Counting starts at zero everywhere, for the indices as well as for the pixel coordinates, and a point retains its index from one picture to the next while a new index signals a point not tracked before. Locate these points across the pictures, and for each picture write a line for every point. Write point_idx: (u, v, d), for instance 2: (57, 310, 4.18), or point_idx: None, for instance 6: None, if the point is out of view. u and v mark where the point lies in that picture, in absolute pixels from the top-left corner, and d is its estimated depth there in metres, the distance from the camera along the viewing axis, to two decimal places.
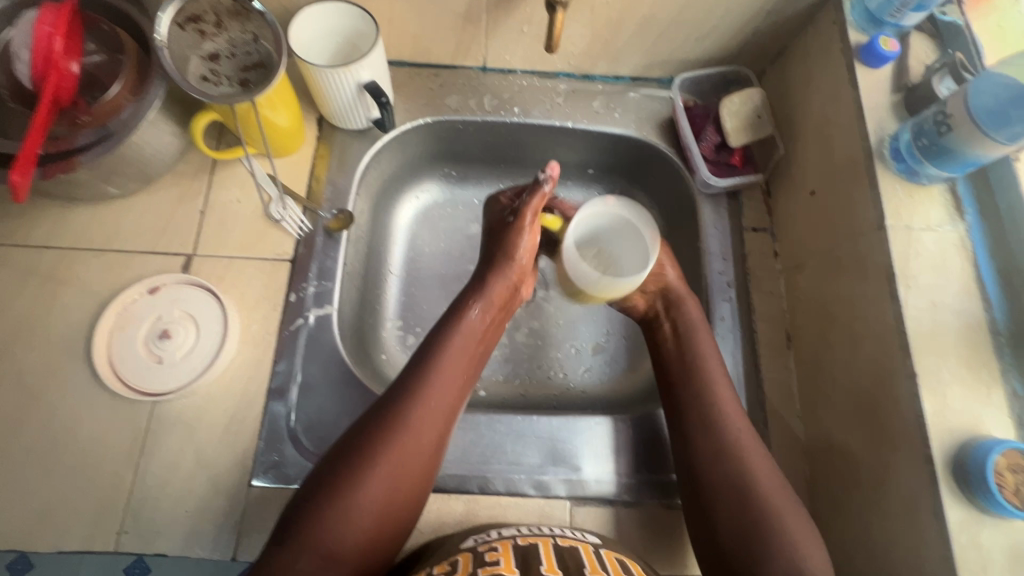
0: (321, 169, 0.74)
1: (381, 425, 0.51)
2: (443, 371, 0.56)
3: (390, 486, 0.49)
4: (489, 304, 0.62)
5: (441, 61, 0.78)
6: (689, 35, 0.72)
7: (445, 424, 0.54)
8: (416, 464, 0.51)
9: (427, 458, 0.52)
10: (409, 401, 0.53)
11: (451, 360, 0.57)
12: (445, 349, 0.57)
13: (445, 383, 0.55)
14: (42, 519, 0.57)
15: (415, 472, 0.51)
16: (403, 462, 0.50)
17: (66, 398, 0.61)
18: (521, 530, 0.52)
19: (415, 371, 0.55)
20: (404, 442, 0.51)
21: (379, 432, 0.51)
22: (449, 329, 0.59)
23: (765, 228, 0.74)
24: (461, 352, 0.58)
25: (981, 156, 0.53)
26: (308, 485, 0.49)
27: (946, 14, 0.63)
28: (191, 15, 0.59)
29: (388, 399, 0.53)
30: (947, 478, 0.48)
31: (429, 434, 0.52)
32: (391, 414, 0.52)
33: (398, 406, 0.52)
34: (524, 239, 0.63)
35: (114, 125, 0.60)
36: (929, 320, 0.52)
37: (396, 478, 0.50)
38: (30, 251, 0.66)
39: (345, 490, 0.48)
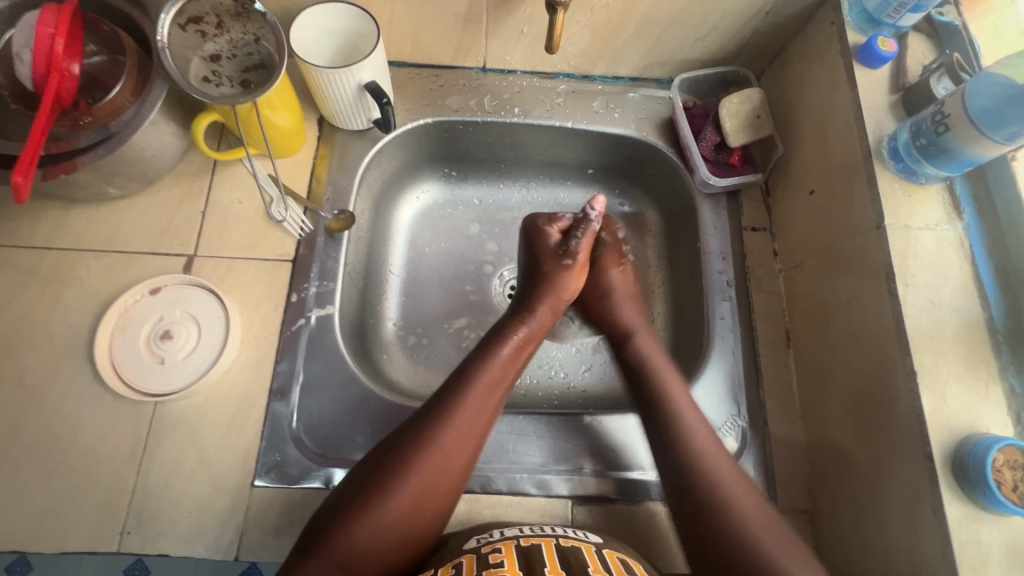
0: (322, 169, 0.74)
1: (418, 440, 0.52)
2: (482, 384, 0.57)
3: (419, 501, 0.50)
4: (528, 330, 0.65)
5: (441, 62, 0.78)
6: (688, 36, 0.73)
7: (478, 446, 0.54)
8: (446, 482, 0.52)
9: (458, 479, 0.53)
10: (449, 420, 0.53)
11: (490, 381, 0.58)
12: (483, 369, 0.58)
13: (484, 398, 0.57)
14: (44, 520, 0.57)
15: (446, 490, 0.52)
16: (436, 480, 0.51)
17: (68, 399, 0.61)
18: (523, 531, 0.52)
19: (455, 389, 0.56)
20: (440, 460, 0.51)
21: (416, 447, 0.51)
22: (491, 351, 0.60)
23: (764, 228, 0.74)
24: (500, 375, 0.59)
25: (979, 156, 0.53)
26: (340, 493, 0.50)
27: (943, 14, 0.63)
28: (192, 15, 0.58)
29: (428, 415, 0.54)
30: (946, 475, 0.48)
31: (463, 454, 0.53)
32: (428, 430, 0.52)
33: (437, 422, 0.53)
34: (575, 279, 0.70)
35: (116, 126, 0.60)
36: (927, 318, 0.52)
37: (426, 494, 0.50)
38: (31, 252, 0.66)
39: (378, 502, 0.48)
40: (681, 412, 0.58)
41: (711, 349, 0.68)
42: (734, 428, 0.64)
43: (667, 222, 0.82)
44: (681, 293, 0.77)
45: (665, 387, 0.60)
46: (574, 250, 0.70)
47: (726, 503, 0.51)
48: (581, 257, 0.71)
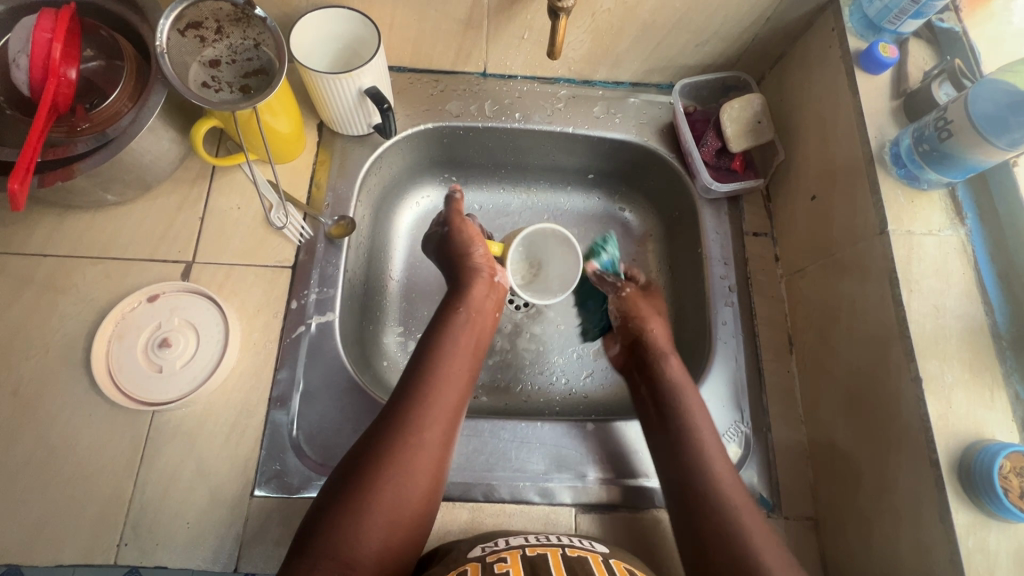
0: (322, 175, 0.73)
1: (385, 426, 0.52)
2: (437, 369, 0.56)
3: (398, 481, 0.49)
4: (474, 303, 0.63)
5: (442, 67, 0.78)
6: (688, 41, 0.73)
7: (448, 418, 0.54)
8: (422, 459, 0.51)
9: (432, 457, 0.52)
10: (412, 399, 0.54)
11: (447, 357, 0.58)
12: (438, 348, 0.58)
13: (443, 380, 0.56)
14: (39, 532, 0.56)
15: (423, 469, 0.51)
16: (408, 462, 0.50)
17: (64, 409, 0.60)
18: (529, 540, 0.52)
19: (412, 371, 0.56)
20: (407, 440, 0.51)
21: (385, 433, 0.51)
22: (441, 330, 0.60)
23: (765, 233, 0.74)
24: (454, 348, 0.59)
25: (981, 162, 0.53)
26: (322, 498, 0.49)
27: (943, 21, 0.63)
28: (191, 20, 0.57)
29: (391, 404, 0.54)
30: (952, 482, 0.48)
31: (432, 428, 0.52)
32: (392, 415, 0.52)
33: (400, 406, 0.53)
34: (477, 242, 0.67)
35: (113, 131, 0.59)
36: (931, 324, 0.52)
37: (403, 476, 0.49)
38: (26, 259, 0.65)
39: (354, 498, 0.48)
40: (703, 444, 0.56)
41: (714, 355, 0.67)
42: (737, 434, 0.64)
43: (668, 227, 0.82)
44: (683, 299, 0.77)
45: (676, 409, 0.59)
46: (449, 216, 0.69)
47: (744, 540, 0.49)
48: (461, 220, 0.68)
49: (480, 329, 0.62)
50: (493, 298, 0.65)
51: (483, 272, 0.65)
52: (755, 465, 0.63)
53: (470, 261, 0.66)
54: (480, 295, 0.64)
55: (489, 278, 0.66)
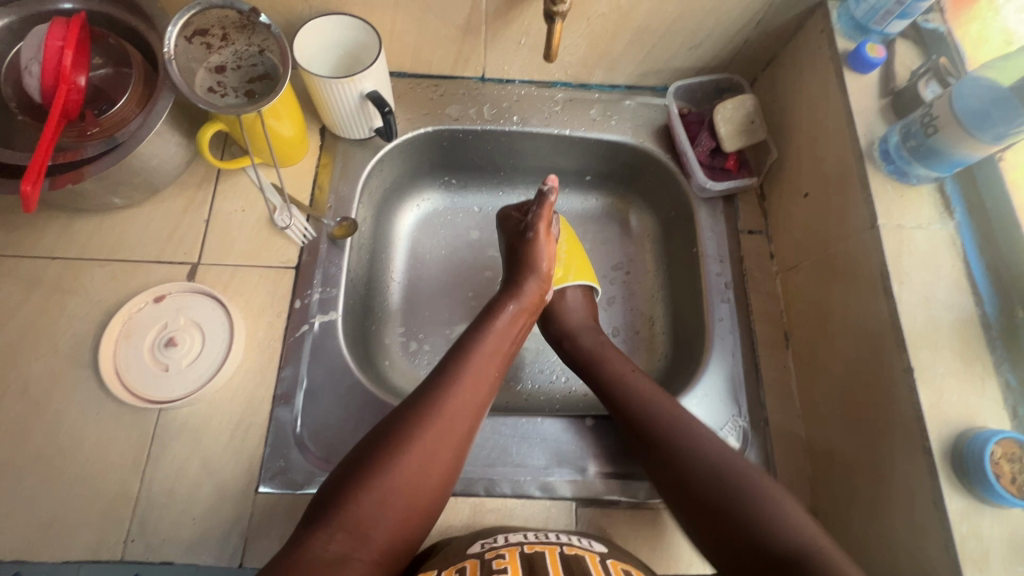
0: (325, 178, 0.75)
1: (422, 408, 0.53)
2: (478, 363, 0.58)
3: (428, 465, 0.50)
4: (521, 307, 0.66)
5: (441, 72, 0.80)
6: (681, 44, 0.74)
7: (478, 412, 0.56)
8: (451, 448, 0.52)
9: (457, 449, 0.53)
10: (448, 388, 0.55)
11: (488, 354, 0.59)
12: (480, 342, 0.60)
13: (480, 375, 0.57)
14: (47, 529, 0.57)
15: (449, 459, 0.52)
16: (440, 449, 0.51)
17: (71, 408, 0.61)
18: (527, 537, 0.53)
19: (455, 360, 0.58)
20: (442, 428, 0.52)
21: (423, 415, 0.52)
22: (486, 325, 0.62)
23: (760, 231, 0.75)
24: (496, 347, 0.61)
25: (967, 156, 0.55)
26: (344, 467, 0.49)
27: (929, 22, 0.65)
28: (198, 28, 0.59)
29: (432, 386, 0.55)
30: (946, 469, 0.48)
31: (464, 421, 0.54)
32: (430, 399, 0.54)
33: (439, 391, 0.54)
34: (545, 248, 0.69)
35: (123, 135, 0.61)
36: (922, 315, 0.53)
37: (433, 463, 0.51)
38: (35, 262, 0.67)
39: (379, 475, 0.48)
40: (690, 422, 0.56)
41: (711, 351, 0.69)
42: (735, 428, 0.65)
43: (664, 227, 0.83)
44: (680, 297, 0.78)
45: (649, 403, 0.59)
46: (533, 221, 0.69)
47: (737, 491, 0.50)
48: (544, 228, 0.69)
49: (518, 331, 0.65)
50: (536, 305, 0.67)
51: (540, 280, 0.68)
52: (753, 458, 0.64)
53: (535, 267, 0.68)
54: (529, 300, 0.66)
55: (540, 291, 0.68)
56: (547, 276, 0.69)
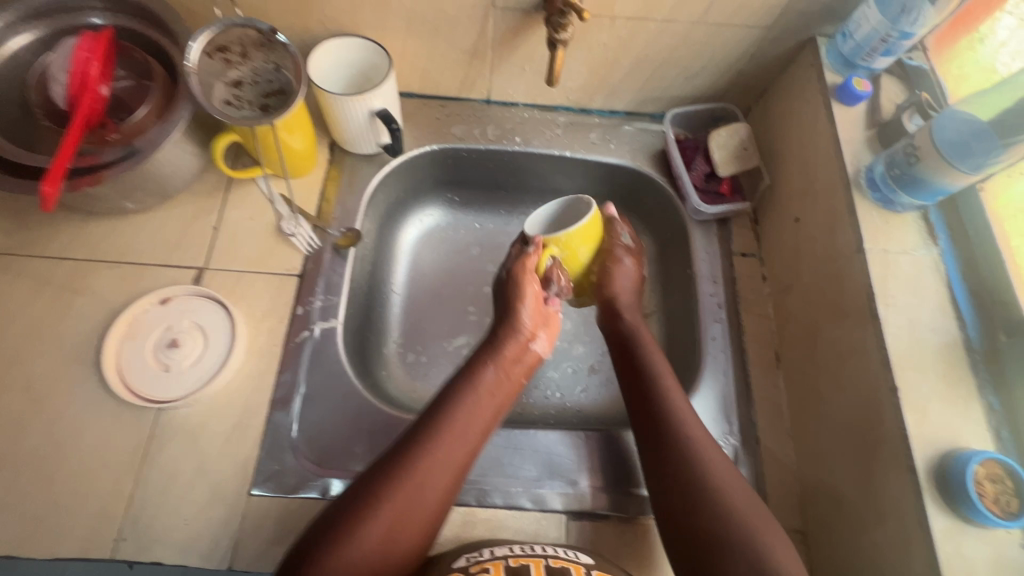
0: (331, 191, 0.77)
1: (391, 470, 0.52)
2: (455, 427, 0.56)
3: (390, 537, 0.49)
4: (504, 364, 0.63)
5: (448, 93, 0.83)
6: (679, 74, 0.78)
7: (452, 479, 0.54)
8: (415, 520, 0.51)
9: (427, 514, 0.52)
10: (421, 452, 0.53)
11: (466, 418, 0.57)
12: (460, 404, 0.58)
13: (456, 439, 0.55)
14: (39, 526, 0.57)
15: (417, 525, 0.51)
16: (403, 517, 0.50)
17: (71, 406, 0.62)
18: (513, 550, 0.53)
19: (432, 420, 0.56)
20: (409, 496, 0.51)
21: (382, 482, 0.51)
22: (465, 386, 0.60)
23: (753, 253, 0.77)
24: (476, 409, 0.58)
25: (949, 186, 0.57)
26: (314, 526, 0.49)
27: (912, 59, 0.69)
28: (219, 44, 0.63)
29: (406, 446, 0.54)
30: (930, 489, 0.49)
31: (434, 486, 0.52)
32: (400, 463, 0.52)
33: (409, 454, 0.53)
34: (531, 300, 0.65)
35: (140, 143, 0.63)
36: (908, 337, 0.55)
37: (395, 532, 0.49)
38: (47, 262, 0.69)
39: (341, 542, 0.47)
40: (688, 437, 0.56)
41: (703, 368, 0.70)
42: (726, 446, 0.66)
43: (660, 249, 0.86)
44: (675, 315, 0.80)
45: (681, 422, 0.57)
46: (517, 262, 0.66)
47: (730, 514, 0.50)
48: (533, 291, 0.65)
49: (504, 392, 0.61)
50: (520, 360, 0.64)
51: (522, 336, 0.65)
52: (744, 476, 0.65)
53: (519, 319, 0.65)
54: (511, 359, 0.64)
55: (526, 343, 0.65)
56: (533, 330, 0.66)
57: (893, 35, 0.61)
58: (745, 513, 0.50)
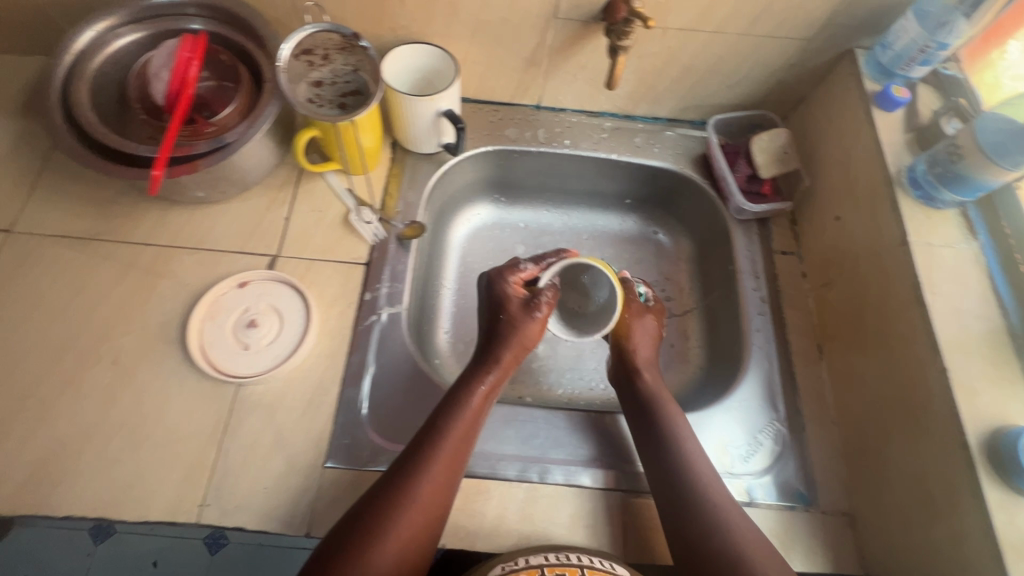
0: (394, 187, 0.82)
1: (391, 492, 0.53)
2: (449, 445, 0.57)
3: (398, 560, 0.50)
4: (496, 379, 0.64)
5: (502, 99, 0.88)
6: (722, 83, 0.83)
7: (449, 493, 0.55)
8: (419, 537, 0.52)
9: (429, 528, 0.53)
10: (418, 470, 0.54)
11: (459, 436, 0.58)
12: (453, 422, 0.59)
13: (450, 458, 0.56)
14: (128, 491, 0.60)
15: (422, 541, 0.52)
16: (408, 536, 0.51)
17: (156, 379, 0.66)
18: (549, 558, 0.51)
19: (425, 439, 0.57)
20: (411, 515, 0.52)
21: (384, 504, 0.52)
22: (458, 403, 0.60)
23: (792, 252, 0.81)
24: (468, 425, 0.59)
25: (990, 182, 0.61)
26: (323, 549, 0.50)
27: (947, 70, 0.73)
28: (305, 47, 0.68)
29: (403, 467, 0.55)
30: (984, 463, 0.52)
31: (434, 502, 0.54)
32: (399, 483, 0.53)
33: (407, 475, 0.54)
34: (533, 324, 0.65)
35: (231, 137, 0.67)
36: (954, 323, 0.58)
37: (402, 550, 0.50)
38: (132, 247, 0.73)
39: (351, 566, 0.48)
40: (691, 463, 0.60)
41: (749, 358, 0.73)
42: (773, 432, 0.69)
43: (700, 248, 0.90)
44: (716, 310, 0.84)
45: (688, 461, 0.60)
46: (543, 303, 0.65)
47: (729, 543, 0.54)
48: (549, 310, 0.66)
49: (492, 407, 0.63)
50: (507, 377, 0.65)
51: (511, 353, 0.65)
52: (792, 461, 0.67)
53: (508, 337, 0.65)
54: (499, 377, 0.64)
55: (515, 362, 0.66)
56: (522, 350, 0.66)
57: (931, 45, 0.66)
58: (749, 548, 0.53)
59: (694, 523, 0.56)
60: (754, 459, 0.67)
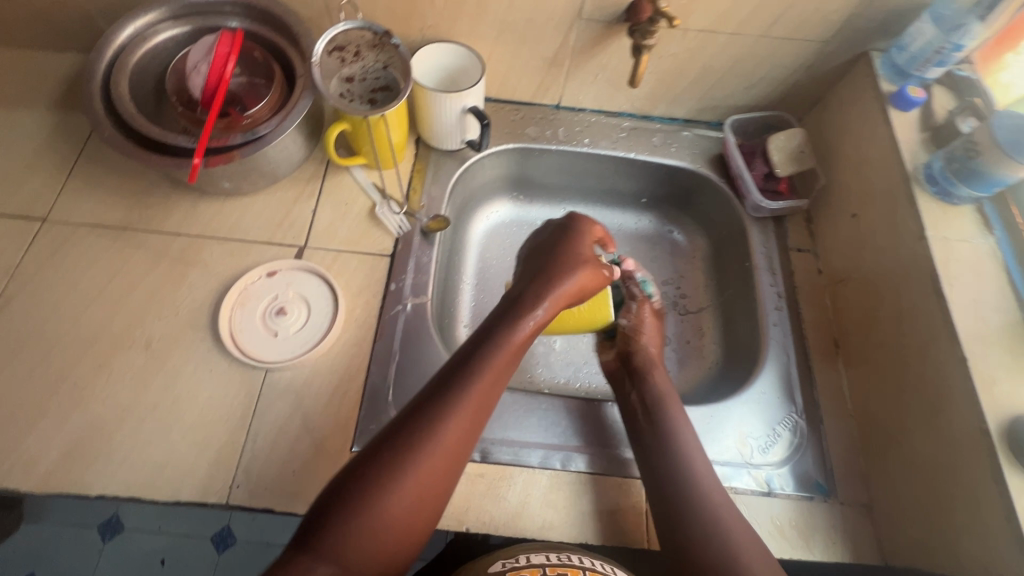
0: (417, 182, 0.83)
1: (414, 429, 0.50)
2: (479, 386, 0.54)
3: (415, 501, 0.49)
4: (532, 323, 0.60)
5: (523, 98, 0.90)
6: (739, 84, 0.84)
7: (472, 437, 0.53)
8: (438, 480, 0.50)
9: (448, 472, 0.51)
10: (445, 410, 0.51)
11: (492, 377, 0.55)
12: (486, 362, 0.55)
13: (479, 400, 0.54)
14: (160, 471, 0.61)
15: (440, 485, 0.50)
16: (427, 478, 0.49)
17: (187, 364, 0.67)
18: (549, 559, 0.53)
19: (455, 377, 0.54)
20: (432, 458, 0.50)
21: (405, 443, 0.49)
22: (492, 342, 0.56)
23: (809, 249, 0.82)
24: (502, 367, 0.56)
25: (1007, 177, 0.62)
26: (339, 482, 0.48)
27: (961, 70, 0.75)
28: (339, 44, 0.71)
29: (429, 405, 0.52)
30: (1005, 450, 0.53)
31: (456, 446, 0.51)
32: (424, 423, 0.51)
33: (432, 416, 0.51)
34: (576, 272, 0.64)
35: (265, 129, 0.70)
36: (973, 315, 0.59)
37: (419, 493, 0.49)
38: (163, 236, 0.75)
39: (367, 503, 0.47)
40: (691, 462, 0.61)
41: (766, 352, 0.74)
42: (791, 423, 0.70)
43: (716, 246, 0.92)
44: (733, 306, 0.85)
45: (689, 459, 0.61)
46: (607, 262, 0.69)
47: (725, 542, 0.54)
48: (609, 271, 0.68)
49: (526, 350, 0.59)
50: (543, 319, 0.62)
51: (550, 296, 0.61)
52: (810, 452, 0.68)
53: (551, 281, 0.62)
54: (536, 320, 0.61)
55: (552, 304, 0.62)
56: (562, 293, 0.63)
57: (947, 47, 0.68)
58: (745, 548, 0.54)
59: (693, 522, 0.56)
60: (772, 450, 0.68)
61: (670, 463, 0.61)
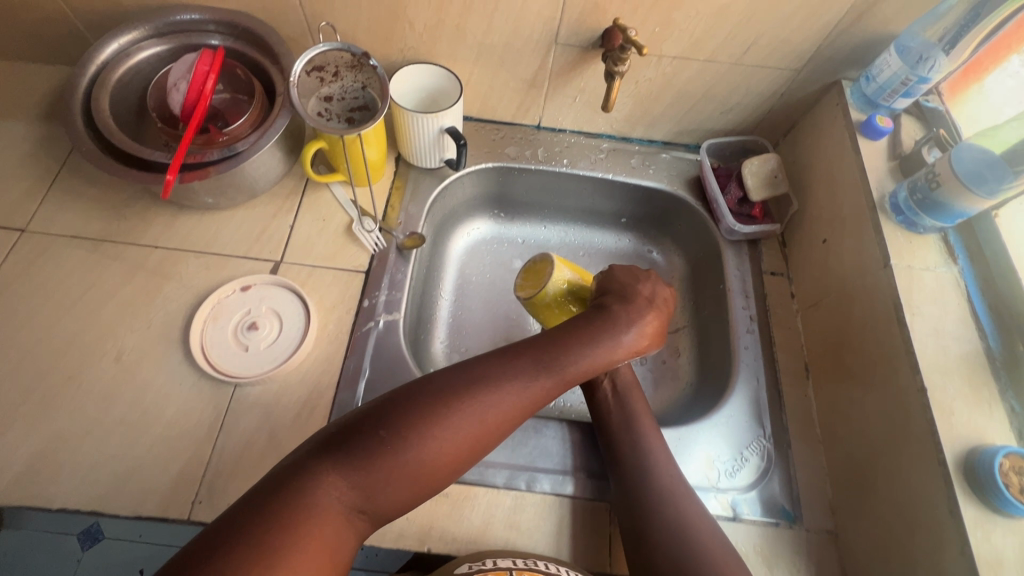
0: (396, 200, 0.85)
1: (483, 388, 0.52)
2: (558, 372, 0.57)
3: (456, 455, 0.50)
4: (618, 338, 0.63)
5: (503, 118, 0.92)
6: (715, 109, 0.86)
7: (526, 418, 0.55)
8: (482, 448, 0.52)
9: (490, 442, 0.53)
10: (521, 383, 0.54)
11: (570, 370, 0.58)
12: (572, 355, 0.58)
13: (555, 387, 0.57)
14: (123, 485, 0.61)
15: (478, 451, 0.52)
16: (477, 441, 0.51)
17: (157, 377, 0.68)
18: (516, 563, 0.55)
19: (540, 356, 0.57)
20: (487, 425, 0.52)
21: (471, 400, 0.51)
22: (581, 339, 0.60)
23: (782, 273, 0.83)
24: (581, 364, 0.59)
25: (967, 209, 0.63)
26: (378, 412, 0.49)
27: (929, 101, 0.77)
28: (317, 64, 0.71)
29: (507, 374, 0.54)
30: (961, 481, 0.54)
31: (514, 423, 0.54)
32: (494, 389, 0.53)
33: (501, 385, 0.53)
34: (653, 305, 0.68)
35: (243, 146, 0.71)
36: (934, 344, 0.60)
37: (457, 452, 0.50)
38: (140, 249, 0.76)
39: (414, 440, 0.48)
40: (659, 470, 0.62)
41: (737, 375, 0.75)
42: (759, 448, 0.70)
43: (692, 267, 0.92)
44: (707, 328, 0.86)
45: (660, 466, 0.62)
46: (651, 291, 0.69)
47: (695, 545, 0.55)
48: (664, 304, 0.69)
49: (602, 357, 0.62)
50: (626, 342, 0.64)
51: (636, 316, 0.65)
52: (777, 477, 0.68)
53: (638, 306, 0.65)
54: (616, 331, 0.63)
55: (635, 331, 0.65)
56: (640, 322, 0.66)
57: (912, 78, 0.69)
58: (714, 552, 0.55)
59: (662, 527, 0.57)
60: (738, 475, 0.68)
61: (642, 472, 0.62)
